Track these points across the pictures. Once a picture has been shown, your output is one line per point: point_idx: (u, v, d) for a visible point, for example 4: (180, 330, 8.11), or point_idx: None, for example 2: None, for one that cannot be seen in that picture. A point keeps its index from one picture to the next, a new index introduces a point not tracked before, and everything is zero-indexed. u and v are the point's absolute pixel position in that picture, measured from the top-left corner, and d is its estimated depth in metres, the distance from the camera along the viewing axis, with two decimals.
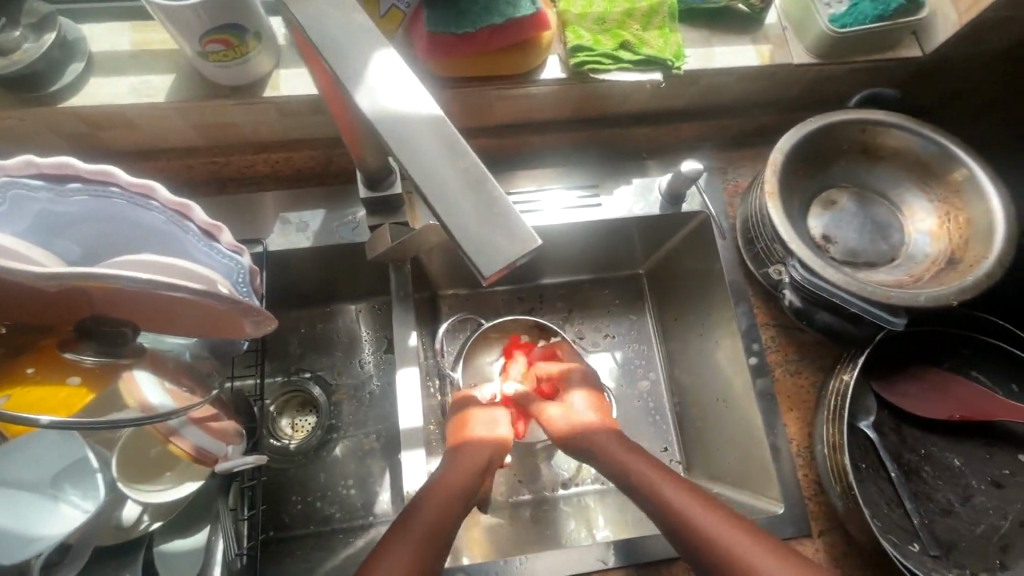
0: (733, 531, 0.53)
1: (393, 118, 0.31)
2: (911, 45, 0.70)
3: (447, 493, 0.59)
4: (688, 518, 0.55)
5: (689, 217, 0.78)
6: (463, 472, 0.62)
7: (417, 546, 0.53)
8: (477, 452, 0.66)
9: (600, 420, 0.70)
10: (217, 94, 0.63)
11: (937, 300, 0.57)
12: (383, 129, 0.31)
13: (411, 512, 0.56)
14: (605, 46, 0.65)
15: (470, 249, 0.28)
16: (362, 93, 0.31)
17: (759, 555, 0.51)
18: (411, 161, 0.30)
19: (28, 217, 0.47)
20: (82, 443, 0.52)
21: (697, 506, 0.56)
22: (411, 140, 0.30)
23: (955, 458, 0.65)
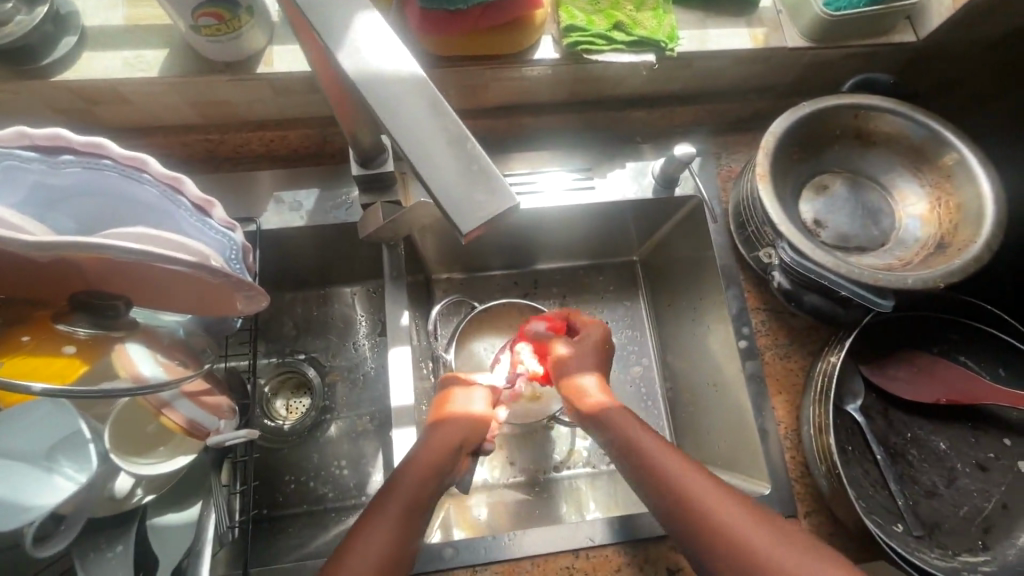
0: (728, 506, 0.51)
1: (377, 77, 0.31)
2: (905, 30, 0.71)
3: (426, 470, 0.57)
4: (693, 496, 0.52)
5: (683, 201, 0.78)
6: (441, 446, 0.60)
7: (389, 529, 0.52)
8: (455, 428, 0.63)
9: (611, 400, 0.64)
10: (211, 69, 0.63)
11: (925, 283, 0.57)
12: (366, 90, 0.31)
13: (387, 489, 0.56)
14: (599, 26, 0.65)
15: (450, 207, 0.29)
16: (346, 53, 0.32)
17: (747, 529, 0.49)
18: (392, 120, 0.30)
19: (23, 188, 0.47)
20: (76, 415, 0.52)
21: (704, 486, 0.52)
22: (395, 100, 0.31)
23: (941, 442, 0.66)
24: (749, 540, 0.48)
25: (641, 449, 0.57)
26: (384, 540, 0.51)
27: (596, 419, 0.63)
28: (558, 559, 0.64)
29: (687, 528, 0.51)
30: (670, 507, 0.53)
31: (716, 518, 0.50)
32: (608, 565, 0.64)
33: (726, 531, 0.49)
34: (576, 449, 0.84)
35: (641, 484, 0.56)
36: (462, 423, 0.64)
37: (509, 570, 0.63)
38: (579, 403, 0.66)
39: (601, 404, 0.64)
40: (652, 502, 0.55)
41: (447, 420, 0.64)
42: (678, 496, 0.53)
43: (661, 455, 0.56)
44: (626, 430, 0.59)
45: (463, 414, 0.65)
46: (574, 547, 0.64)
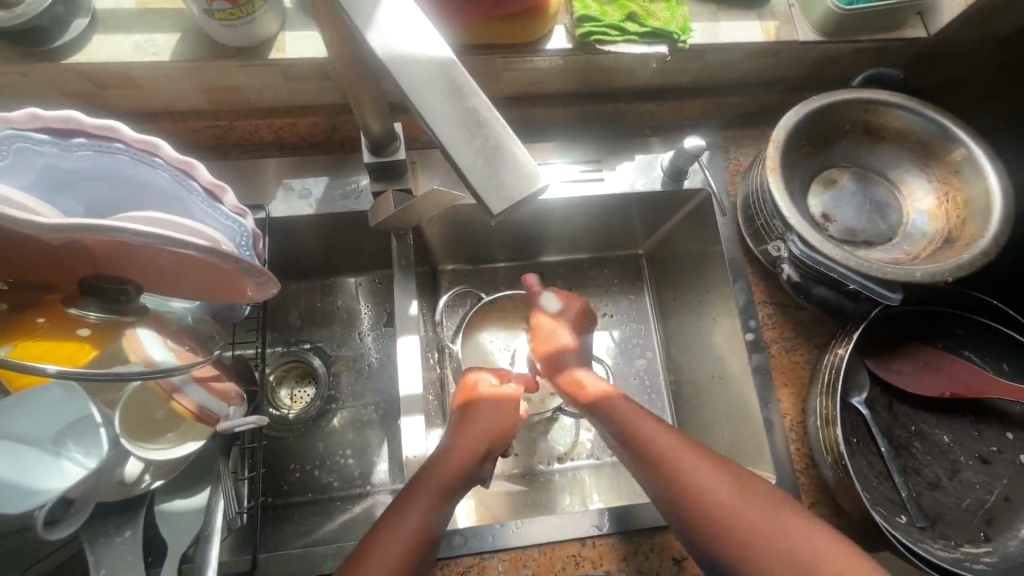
0: (732, 497, 0.53)
1: (403, 61, 0.32)
2: (916, 25, 0.71)
3: (460, 463, 0.59)
4: (706, 495, 0.53)
5: (690, 194, 0.78)
6: (474, 439, 0.62)
7: (423, 514, 0.54)
8: (480, 422, 0.64)
9: (611, 388, 0.68)
10: (222, 55, 0.63)
11: (933, 276, 0.58)
12: (395, 71, 0.32)
13: (417, 481, 0.57)
14: (612, 17, 0.65)
15: (479, 188, 0.29)
16: (375, 34, 0.32)
17: (753, 514, 0.51)
18: (423, 102, 0.31)
19: (34, 171, 0.46)
20: (86, 401, 0.51)
21: (718, 484, 0.54)
22: (420, 83, 0.31)
23: (945, 435, 0.67)
24: (763, 532, 0.50)
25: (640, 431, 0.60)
26: (411, 528, 0.52)
27: (602, 407, 0.66)
28: (565, 547, 0.64)
29: (691, 520, 0.53)
30: (675, 503, 0.55)
31: (732, 513, 0.52)
32: (614, 554, 0.64)
33: (743, 524, 0.51)
34: (580, 441, 0.84)
35: (640, 472, 0.59)
36: (490, 413, 0.66)
37: (515, 559, 0.63)
38: (579, 392, 0.69)
39: (605, 392, 0.68)
40: (653, 487, 0.57)
41: (474, 409, 0.67)
42: (687, 486, 0.55)
43: (658, 437, 0.59)
44: (618, 411, 0.64)
45: (494, 402, 0.68)
46: (581, 535, 0.64)
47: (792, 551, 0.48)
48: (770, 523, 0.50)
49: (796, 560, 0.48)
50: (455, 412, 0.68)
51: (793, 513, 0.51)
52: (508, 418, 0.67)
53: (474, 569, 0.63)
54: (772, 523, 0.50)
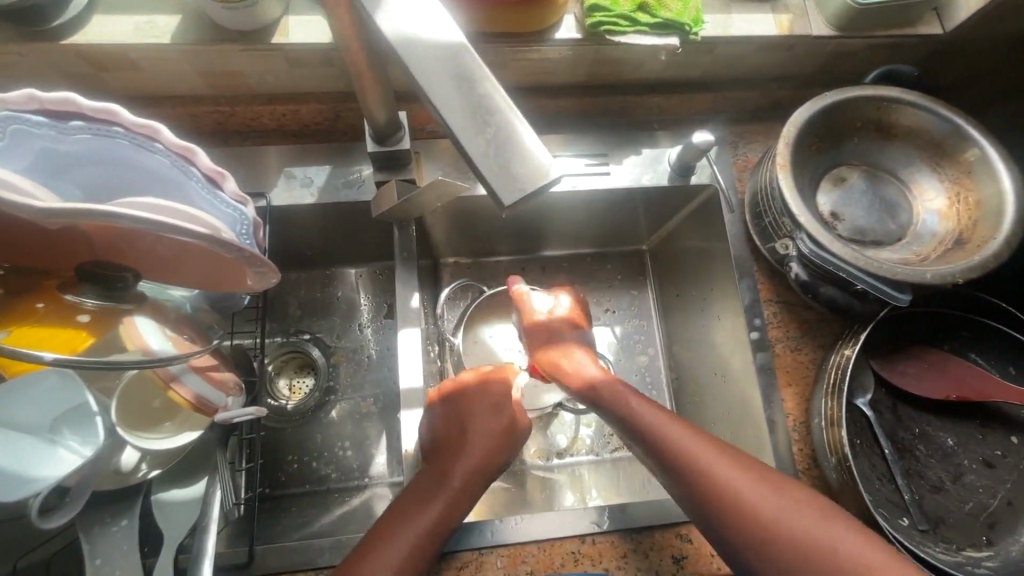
0: (775, 499, 0.50)
1: (416, 45, 0.31)
2: (932, 22, 0.69)
3: (467, 464, 0.59)
4: (749, 499, 0.50)
5: (698, 190, 0.77)
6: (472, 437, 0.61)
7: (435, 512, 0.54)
8: (477, 420, 0.63)
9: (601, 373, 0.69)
10: (224, 38, 0.61)
11: (944, 277, 0.57)
12: (404, 53, 0.31)
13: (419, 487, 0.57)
14: (623, 7, 0.64)
15: (491, 177, 0.29)
16: (386, 15, 0.31)
17: (796, 516, 0.48)
18: (435, 89, 0.30)
19: (31, 154, 0.45)
20: (81, 388, 0.50)
21: (762, 489, 0.51)
22: (429, 68, 0.30)
23: (949, 438, 0.66)
24: (802, 542, 0.47)
25: (662, 434, 0.57)
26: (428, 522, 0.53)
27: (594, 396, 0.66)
28: (565, 543, 0.64)
29: (735, 528, 0.50)
30: (716, 506, 0.51)
31: (770, 523, 0.48)
32: (614, 552, 0.64)
33: (781, 535, 0.47)
34: (580, 436, 0.84)
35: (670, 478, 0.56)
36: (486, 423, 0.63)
37: (514, 555, 0.63)
38: (567, 376, 0.70)
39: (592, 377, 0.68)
40: (689, 497, 0.54)
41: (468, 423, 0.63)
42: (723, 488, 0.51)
43: (684, 437, 0.56)
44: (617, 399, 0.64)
45: (497, 396, 0.67)
46: (580, 532, 0.64)
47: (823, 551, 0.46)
48: (809, 526, 0.47)
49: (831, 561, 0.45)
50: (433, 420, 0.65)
51: (820, 510, 0.49)
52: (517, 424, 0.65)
53: (473, 564, 0.62)
54: (805, 526, 0.47)
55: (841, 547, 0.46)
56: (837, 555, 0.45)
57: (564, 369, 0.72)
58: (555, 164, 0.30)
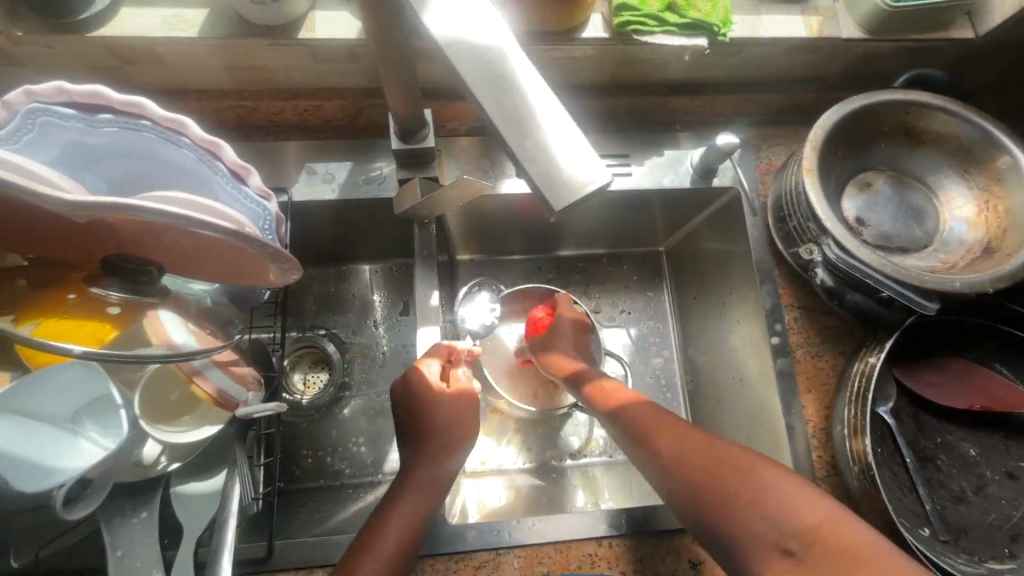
0: (730, 464, 0.51)
1: (460, 46, 0.31)
2: (964, 26, 0.68)
3: (438, 459, 0.58)
4: (707, 467, 0.52)
5: (719, 192, 0.76)
6: (445, 423, 0.60)
7: (414, 504, 0.55)
8: (443, 409, 0.60)
9: (634, 395, 0.64)
10: (251, 33, 0.61)
11: (972, 286, 0.57)
12: (451, 55, 0.31)
13: (403, 476, 0.57)
14: (651, 7, 0.63)
15: (543, 184, 0.29)
16: (431, 16, 0.31)
17: (750, 476, 0.49)
18: (483, 91, 0.30)
19: (58, 146, 0.44)
20: (105, 379, 0.51)
21: (719, 457, 0.52)
22: (478, 71, 0.31)
23: (972, 448, 0.65)
24: (751, 500, 0.48)
25: (646, 420, 0.59)
26: (400, 529, 0.53)
27: (617, 413, 0.62)
28: (581, 545, 0.64)
29: (695, 495, 0.51)
30: (679, 479, 0.53)
31: (744, 489, 0.49)
32: (630, 554, 0.64)
33: (753, 498, 0.48)
34: (593, 437, 0.83)
35: (646, 466, 0.57)
36: (444, 416, 0.60)
37: (531, 555, 0.63)
38: (598, 398, 0.66)
39: (627, 400, 0.63)
40: (659, 477, 0.56)
41: (426, 417, 0.60)
42: (687, 461, 0.53)
43: (660, 423, 0.58)
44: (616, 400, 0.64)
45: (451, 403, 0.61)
46: (597, 535, 0.64)
47: (773, 507, 0.46)
48: (763, 485, 0.48)
49: (784, 517, 0.46)
50: (404, 413, 0.61)
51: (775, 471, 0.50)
52: (467, 406, 0.63)
53: (490, 564, 0.62)
54: (756, 485, 0.48)
55: (808, 501, 0.46)
56: (804, 512, 0.45)
57: (600, 392, 0.67)
58: (594, 170, 0.30)
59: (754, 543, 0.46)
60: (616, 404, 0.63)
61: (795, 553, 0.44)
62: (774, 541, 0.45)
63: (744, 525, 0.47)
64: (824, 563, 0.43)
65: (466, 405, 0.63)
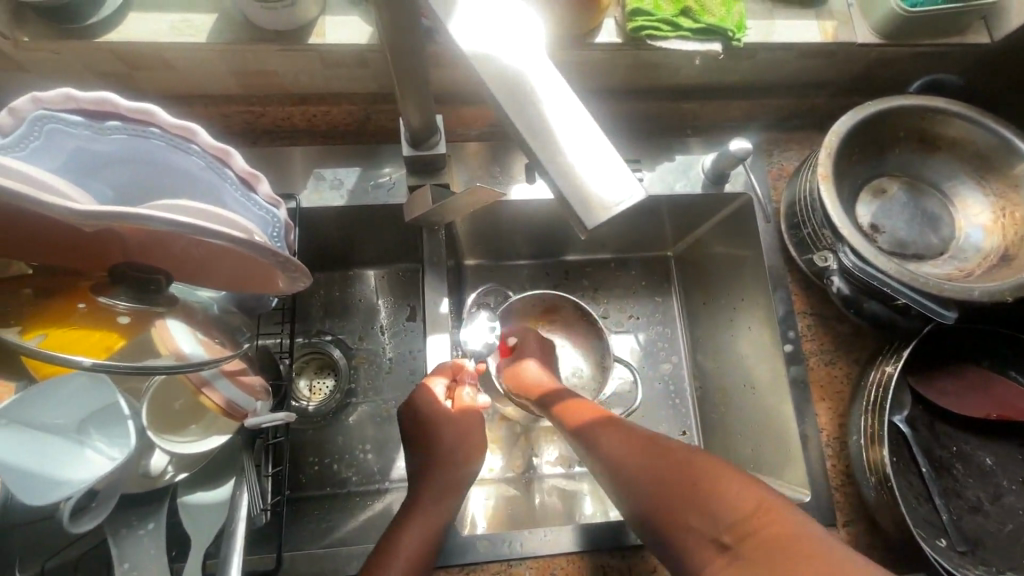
0: (678, 467, 0.49)
1: (491, 67, 0.33)
2: (980, 30, 0.68)
3: (443, 476, 0.57)
4: (657, 471, 0.50)
5: (731, 198, 0.76)
6: (454, 443, 0.59)
7: (425, 517, 0.54)
8: (456, 425, 0.61)
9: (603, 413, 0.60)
10: (260, 37, 0.60)
11: (992, 295, 0.56)
12: (479, 74, 0.33)
13: (416, 490, 0.57)
14: (665, 11, 0.62)
15: (574, 201, 0.30)
16: (459, 34, 0.33)
17: (698, 479, 0.47)
18: (513, 111, 0.32)
19: (64, 153, 0.43)
20: (113, 388, 0.50)
21: (668, 460, 0.50)
22: (505, 89, 0.32)
23: (988, 458, 0.65)
24: (693, 500, 0.46)
25: (603, 429, 0.57)
26: (411, 549, 0.51)
27: (583, 435, 0.59)
28: (593, 556, 0.63)
29: (643, 499, 0.50)
30: (631, 485, 0.51)
31: (688, 490, 0.47)
32: (642, 566, 0.63)
33: (694, 500, 0.46)
34: None
35: (604, 478, 0.55)
36: (456, 434, 0.60)
37: (543, 566, 0.62)
38: (567, 420, 0.62)
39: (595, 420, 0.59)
40: (613, 485, 0.54)
41: (437, 434, 0.60)
42: (639, 467, 0.51)
43: (614, 433, 0.56)
44: (579, 417, 0.61)
45: (464, 425, 0.61)
46: (609, 546, 0.63)
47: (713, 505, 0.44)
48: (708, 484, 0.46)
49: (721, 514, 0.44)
50: (416, 434, 0.62)
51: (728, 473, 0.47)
52: (475, 422, 0.62)
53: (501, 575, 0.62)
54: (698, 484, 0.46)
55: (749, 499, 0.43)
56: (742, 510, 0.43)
57: (569, 413, 0.63)
58: (623, 189, 0.30)
59: (695, 542, 0.45)
60: (585, 423, 0.60)
61: (729, 547, 0.42)
62: (712, 539, 0.44)
63: (685, 523, 0.46)
64: (755, 556, 0.40)
65: (475, 420, 0.62)
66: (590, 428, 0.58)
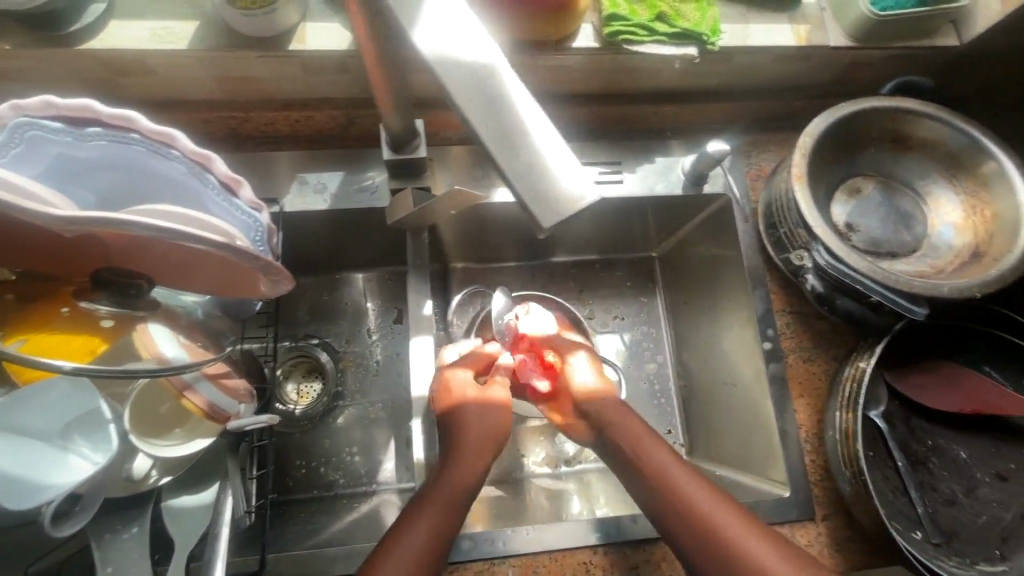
0: (737, 522, 0.51)
1: (454, 64, 0.33)
2: (949, 33, 0.69)
3: (456, 471, 0.54)
4: (709, 514, 0.51)
5: (711, 199, 0.77)
6: (474, 438, 0.57)
7: (435, 516, 0.52)
8: (473, 416, 0.58)
9: (606, 388, 0.63)
10: (242, 44, 0.61)
11: (961, 291, 0.57)
12: (439, 71, 0.33)
13: (426, 488, 0.54)
14: (641, 16, 0.64)
15: (531, 203, 0.31)
16: (420, 35, 0.34)
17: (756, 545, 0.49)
18: (472, 107, 0.32)
19: (46, 159, 0.44)
20: (95, 393, 0.50)
21: (722, 506, 0.52)
22: (468, 86, 0.32)
23: (962, 451, 0.66)
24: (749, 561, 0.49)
25: (639, 437, 0.58)
26: (415, 550, 0.49)
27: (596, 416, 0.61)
28: (576, 554, 0.64)
29: (681, 530, 0.52)
30: (669, 512, 0.53)
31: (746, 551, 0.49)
32: (624, 563, 0.64)
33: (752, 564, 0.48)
34: None
35: (628, 481, 0.57)
36: (482, 416, 0.59)
37: (526, 565, 0.63)
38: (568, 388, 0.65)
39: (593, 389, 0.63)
40: (645, 499, 0.55)
41: (463, 417, 0.58)
42: (684, 501, 0.52)
43: (654, 445, 0.57)
44: (601, 406, 0.61)
45: (478, 418, 0.58)
46: (592, 543, 0.64)
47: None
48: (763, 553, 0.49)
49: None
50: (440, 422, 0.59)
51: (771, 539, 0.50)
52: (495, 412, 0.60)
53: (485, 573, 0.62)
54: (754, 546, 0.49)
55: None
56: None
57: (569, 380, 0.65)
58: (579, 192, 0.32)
59: None
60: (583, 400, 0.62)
61: None
62: None
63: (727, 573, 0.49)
64: None
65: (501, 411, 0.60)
66: (577, 399, 0.62)
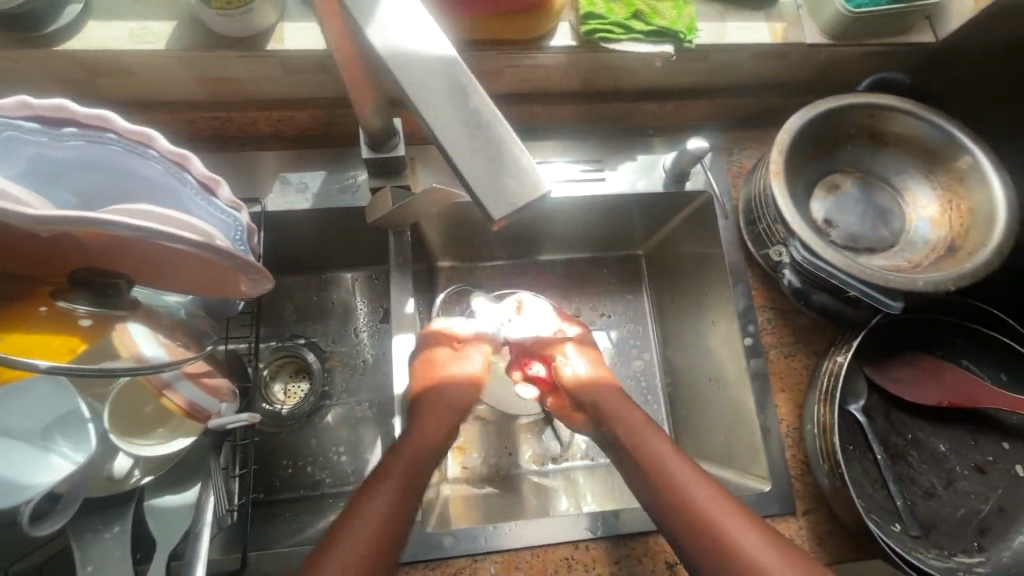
0: (723, 507, 0.51)
1: (408, 58, 0.34)
2: (924, 30, 0.70)
3: (421, 441, 0.57)
4: (694, 499, 0.52)
5: (693, 196, 0.78)
6: (439, 415, 0.61)
7: (399, 484, 0.52)
8: (446, 394, 0.63)
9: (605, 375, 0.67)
10: (221, 44, 0.61)
11: (936, 285, 0.58)
12: (394, 65, 0.34)
13: (391, 453, 0.55)
14: (617, 15, 0.64)
15: (481, 193, 0.31)
16: (377, 32, 0.34)
17: (739, 529, 0.49)
18: (422, 96, 0.33)
19: (21, 160, 0.44)
20: (71, 393, 0.51)
21: (708, 492, 0.52)
22: (421, 78, 0.33)
23: (941, 444, 0.66)
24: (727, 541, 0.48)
25: (634, 428, 0.59)
26: (375, 518, 0.49)
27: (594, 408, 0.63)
28: (558, 550, 0.64)
29: (673, 520, 0.52)
30: (664, 499, 0.53)
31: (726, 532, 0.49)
32: (607, 558, 0.64)
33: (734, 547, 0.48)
34: (575, 441, 0.84)
35: (631, 475, 0.58)
36: (453, 393, 0.64)
37: (508, 561, 0.63)
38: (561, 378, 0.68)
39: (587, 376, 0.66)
40: (641, 489, 0.56)
41: (437, 393, 0.63)
42: (674, 487, 0.53)
43: (649, 434, 0.58)
44: (601, 395, 0.64)
45: (447, 396, 0.63)
46: (574, 539, 0.64)
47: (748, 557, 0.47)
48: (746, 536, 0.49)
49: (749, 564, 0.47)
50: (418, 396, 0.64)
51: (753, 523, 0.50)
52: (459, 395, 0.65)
53: (467, 570, 0.62)
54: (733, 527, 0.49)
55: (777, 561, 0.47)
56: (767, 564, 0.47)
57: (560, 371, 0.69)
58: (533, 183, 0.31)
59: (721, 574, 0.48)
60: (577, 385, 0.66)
61: None
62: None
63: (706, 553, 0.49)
64: None
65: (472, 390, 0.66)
66: (576, 388, 0.66)
